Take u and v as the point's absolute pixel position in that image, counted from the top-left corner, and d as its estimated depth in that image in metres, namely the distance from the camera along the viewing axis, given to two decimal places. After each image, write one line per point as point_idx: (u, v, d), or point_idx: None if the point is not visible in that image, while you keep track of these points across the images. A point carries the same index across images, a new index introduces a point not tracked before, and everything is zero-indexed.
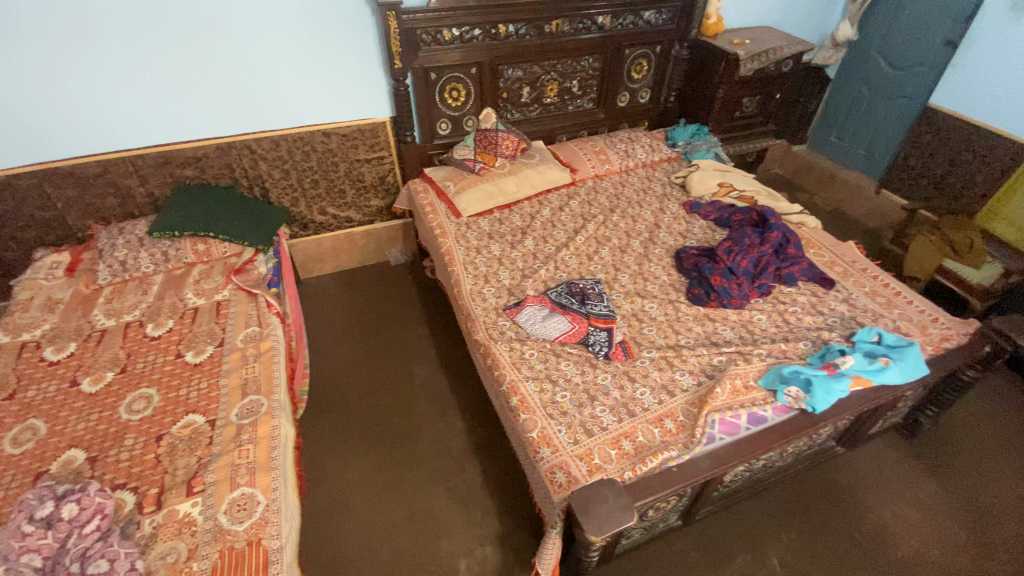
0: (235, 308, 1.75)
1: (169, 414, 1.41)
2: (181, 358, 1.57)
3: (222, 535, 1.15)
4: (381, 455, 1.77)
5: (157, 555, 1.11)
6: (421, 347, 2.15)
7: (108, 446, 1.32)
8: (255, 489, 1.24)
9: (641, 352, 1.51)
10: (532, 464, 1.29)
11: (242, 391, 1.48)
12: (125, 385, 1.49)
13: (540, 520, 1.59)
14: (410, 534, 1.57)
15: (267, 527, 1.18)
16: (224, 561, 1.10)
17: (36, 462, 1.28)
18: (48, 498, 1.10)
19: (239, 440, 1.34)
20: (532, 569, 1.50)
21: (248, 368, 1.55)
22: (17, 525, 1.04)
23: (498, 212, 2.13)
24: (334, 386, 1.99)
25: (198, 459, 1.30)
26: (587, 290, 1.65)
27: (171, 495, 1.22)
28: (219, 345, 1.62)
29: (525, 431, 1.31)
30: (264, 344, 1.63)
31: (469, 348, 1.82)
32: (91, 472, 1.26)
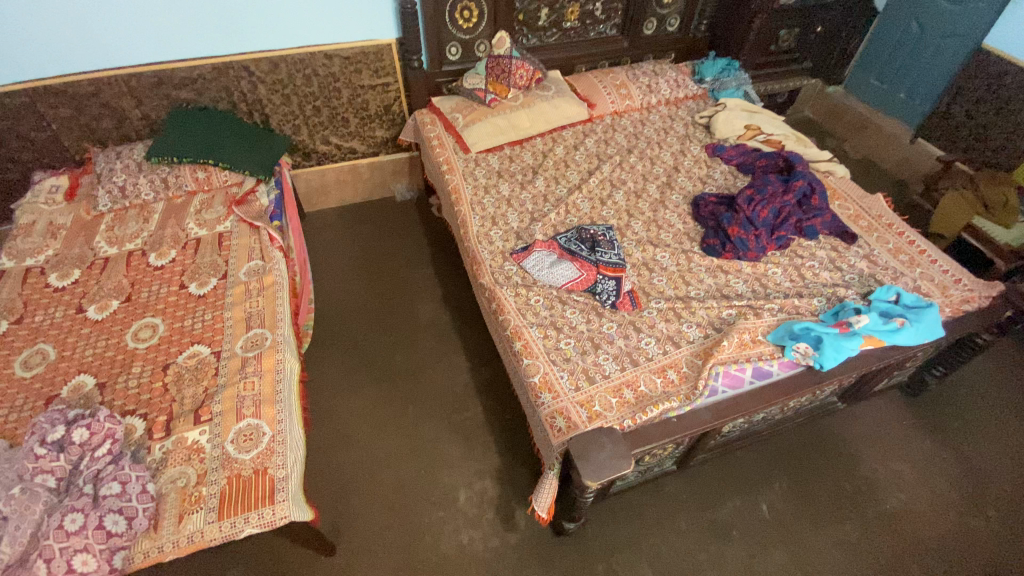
0: (237, 240, 1.72)
1: (175, 344, 1.42)
2: (184, 289, 1.56)
3: (229, 463, 1.18)
4: (385, 390, 1.81)
5: (169, 479, 1.15)
6: (426, 286, 2.13)
7: (116, 374, 1.34)
8: (261, 420, 1.27)
9: (649, 302, 1.47)
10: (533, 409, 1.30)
11: (246, 324, 1.48)
12: (129, 314, 1.49)
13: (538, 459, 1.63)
14: (413, 466, 1.63)
15: (272, 457, 1.21)
16: (232, 487, 1.14)
17: (47, 386, 1.31)
18: (61, 422, 1.14)
19: (244, 372, 1.36)
20: (528, 503, 1.56)
21: (251, 302, 1.54)
22: (30, 447, 1.07)
23: (508, 148, 2.03)
24: (339, 321, 2.00)
25: (204, 389, 1.32)
26: (597, 236, 1.60)
27: (178, 423, 1.25)
28: (222, 277, 1.60)
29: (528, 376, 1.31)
30: (266, 278, 1.61)
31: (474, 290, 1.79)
32: (101, 398, 1.29)
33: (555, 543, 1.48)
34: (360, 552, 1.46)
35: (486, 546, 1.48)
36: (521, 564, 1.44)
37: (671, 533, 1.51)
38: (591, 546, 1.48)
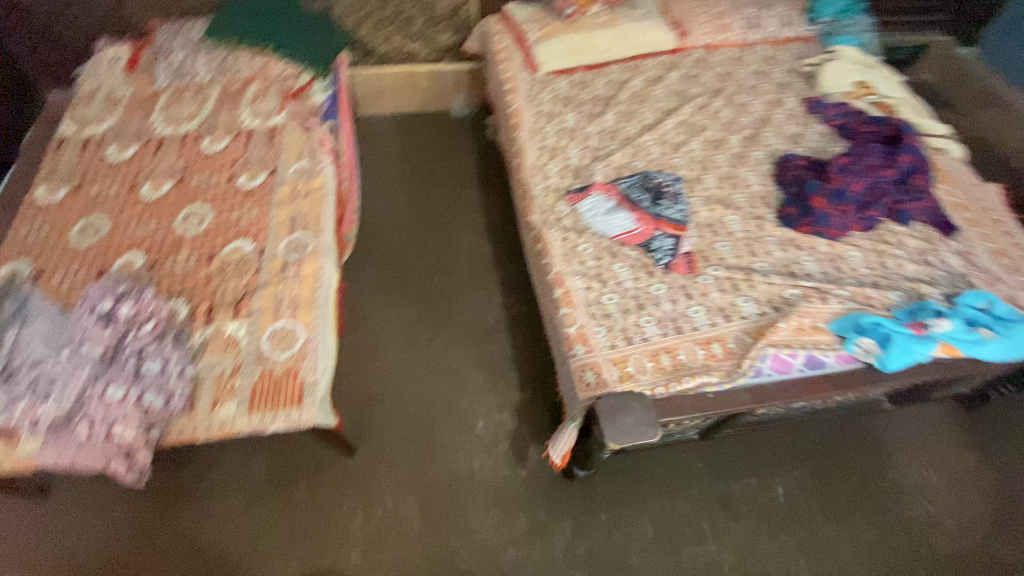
0: (288, 137, 1.66)
1: (221, 235, 1.43)
2: (233, 181, 1.55)
3: (263, 359, 1.22)
4: (418, 310, 1.81)
5: (207, 366, 1.20)
6: (471, 212, 2.06)
7: (163, 256, 1.37)
8: (296, 323, 1.29)
9: (707, 269, 1.35)
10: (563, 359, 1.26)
11: (291, 225, 1.47)
12: (180, 198, 1.50)
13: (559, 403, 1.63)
14: (436, 387, 1.66)
15: (304, 360, 1.23)
16: (263, 383, 1.19)
17: (102, 258, 1.36)
18: (110, 295, 1.17)
19: (285, 274, 1.36)
20: (542, 443, 1.57)
21: (296, 204, 1.51)
22: (83, 314, 1.14)
23: (582, 73, 1.84)
24: (381, 235, 1.98)
25: (246, 284, 1.34)
26: (663, 188, 1.49)
27: (218, 313, 1.28)
28: (270, 174, 1.57)
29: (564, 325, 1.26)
30: (314, 182, 1.57)
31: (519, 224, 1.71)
32: (149, 277, 1.33)
33: (563, 486, 1.51)
34: (377, 458, 1.53)
35: (496, 476, 1.52)
36: (527, 499, 1.48)
37: (679, 498, 1.51)
38: (597, 495, 1.50)
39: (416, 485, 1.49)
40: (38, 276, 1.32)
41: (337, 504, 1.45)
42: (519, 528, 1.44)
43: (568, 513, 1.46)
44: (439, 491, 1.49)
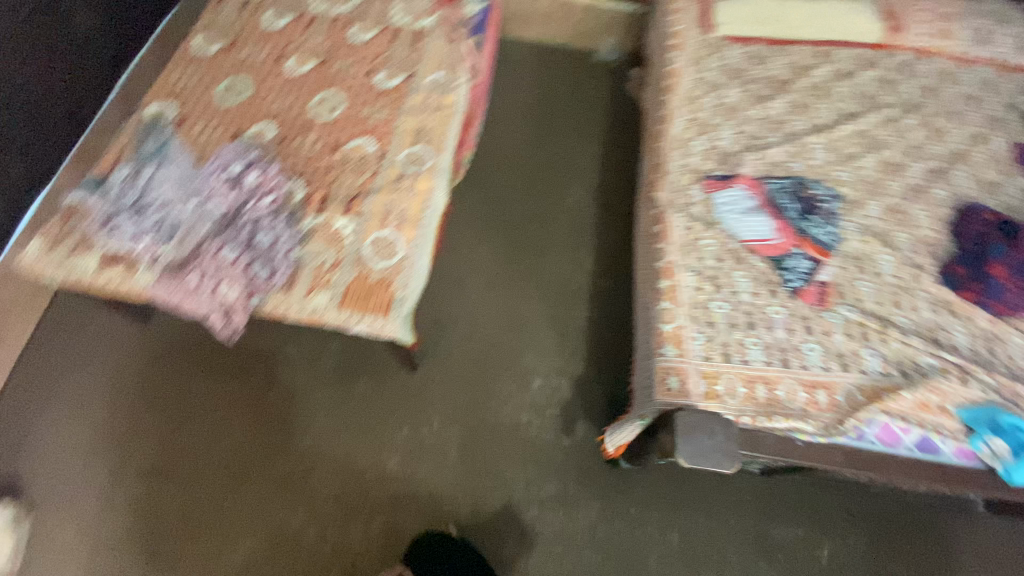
0: (432, 44, 1.60)
1: (348, 128, 1.43)
2: (371, 76, 1.53)
3: (361, 263, 1.24)
4: (508, 253, 1.77)
5: (310, 252, 1.23)
6: (587, 166, 1.94)
7: (293, 134, 1.40)
8: (399, 236, 1.29)
9: (837, 304, 1.21)
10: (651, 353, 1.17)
11: (415, 137, 1.44)
12: (319, 80, 1.50)
13: (622, 388, 1.57)
14: (505, 333, 1.65)
15: (398, 275, 1.24)
16: (357, 285, 1.21)
17: (239, 121, 1.41)
18: (241, 161, 1.28)
19: (399, 185, 1.35)
20: (593, 422, 1.53)
21: (424, 115, 1.47)
22: (217, 173, 1.25)
23: (762, 46, 1.61)
24: (492, 167, 1.92)
25: (361, 184, 1.34)
26: (815, 203, 1.32)
27: (330, 205, 1.30)
28: (407, 77, 1.53)
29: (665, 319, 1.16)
30: (447, 97, 1.51)
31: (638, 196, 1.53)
32: (276, 152, 1.36)
33: (601, 469, 1.48)
34: (433, 383, 1.56)
35: (540, 436, 1.51)
36: (565, 468, 1.47)
37: (715, 521, 1.44)
38: (633, 489, 1.46)
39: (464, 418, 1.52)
40: (182, 123, 1.39)
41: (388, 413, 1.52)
42: (547, 492, 1.44)
43: (600, 495, 1.44)
44: (483, 432, 1.51)
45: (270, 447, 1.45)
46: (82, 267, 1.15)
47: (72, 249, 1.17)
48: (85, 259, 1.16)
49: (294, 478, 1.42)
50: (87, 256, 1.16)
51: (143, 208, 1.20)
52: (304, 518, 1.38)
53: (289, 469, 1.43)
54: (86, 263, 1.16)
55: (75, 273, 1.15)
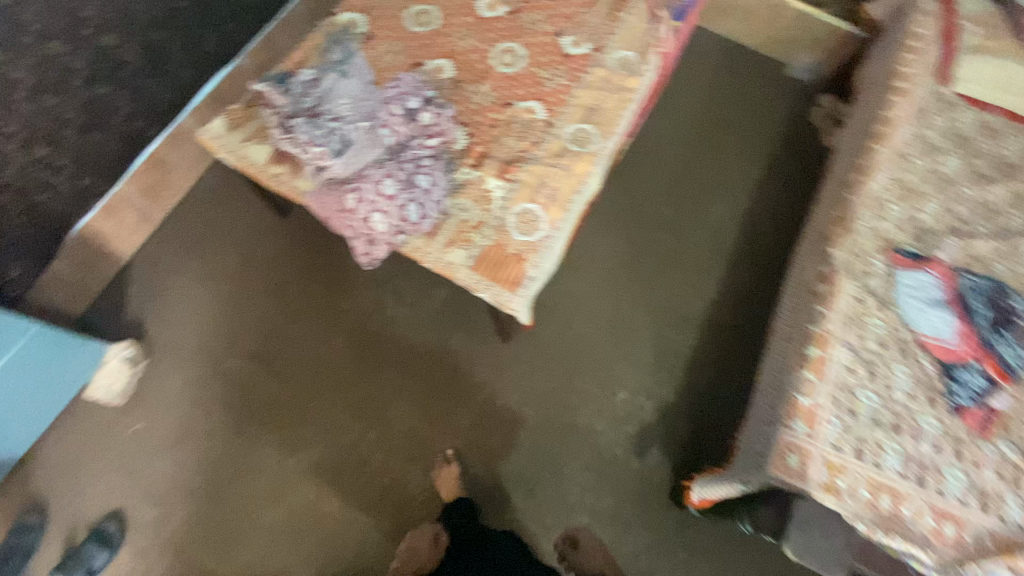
0: (630, 18, 1.47)
1: (522, 87, 1.37)
2: (559, 37, 1.44)
3: (502, 232, 1.19)
4: (631, 255, 1.68)
5: (457, 205, 1.22)
6: (740, 188, 1.79)
7: (468, 79, 1.36)
8: (544, 214, 1.22)
9: (1001, 439, 1.06)
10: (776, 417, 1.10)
11: (586, 114, 1.34)
12: (507, 30, 1.44)
13: (708, 431, 1.49)
14: (604, 335, 1.58)
15: (534, 253, 1.17)
16: (493, 253, 1.17)
17: (421, 52, 1.39)
18: (417, 94, 1.27)
19: (558, 160, 1.27)
20: (667, 455, 1.46)
21: (603, 92, 1.37)
22: (396, 102, 1.25)
23: (1004, 116, 1.37)
24: (642, 160, 1.81)
25: (521, 149, 1.29)
26: (1014, 315, 1.13)
27: (487, 164, 1.26)
28: (595, 48, 1.43)
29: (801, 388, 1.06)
30: (631, 80, 1.38)
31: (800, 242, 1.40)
32: (448, 93, 1.34)
33: (662, 502, 1.42)
34: (521, 361, 1.54)
35: (610, 449, 1.46)
36: (624, 487, 1.43)
37: None
38: (689, 534, 1.40)
39: (541, 406, 1.49)
40: (369, 39, 1.38)
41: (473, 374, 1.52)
42: (601, 505, 1.42)
43: (652, 525, 1.40)
44: (557, 422, 1.49)
45: (358, 367, 1.51)
46: (253, 156, 1.20)
47: (248, 137, 1.21)
48: (258, 150, 1.21)
49: (372, 402, 1.47)
50: (261, 147, 1.21)
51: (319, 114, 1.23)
52: (373, 442, 1.44)
53: (370, 393, 1.48)
54: (258, 154, 1.20)
55: (246, 160, 1.20)
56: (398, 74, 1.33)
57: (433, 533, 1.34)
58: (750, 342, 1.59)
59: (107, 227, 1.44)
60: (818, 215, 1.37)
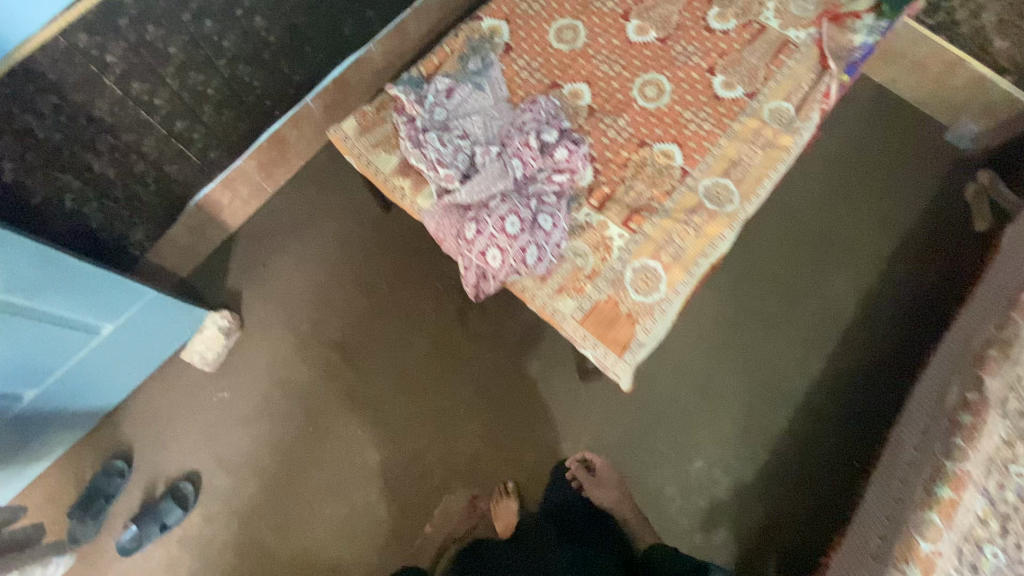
0: (793, 65, 1.32)
1: (661, 127, 1.27)
2: (709, 76, 1.32)
3: (617, 286, 1.11)
4: (732, 313, 1.57)
5: (574, 248, 1.15)
6: (867, 261, 1.63)
7: (605, 110, 1.27)
8: (664, 275, 1.12)
9: None
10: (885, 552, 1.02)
11: (726, 169, 1.23)
12: (654, 59, 1.33)
13: (783, 521, 1.39)
14: (688, 394, 1.50)
15: (647, 316, 1.09)
16: (605, 307, 1.09)
17: (559, 73, 1.30)
18: (553, 123, 1.21)
19: (689, 217, 1.17)
20: (733, 536, 1.39)
21: (750, 147, 1.24)
22: (531, 132, 1.18)
23: None
24: (762, 209, 1.67)
25: (650, 197, 1.19)
26: None
27: (612, 209, 1.18)
28: (748, 94, 1.30)
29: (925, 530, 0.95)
30: (783, 138, 1.25)
31: (941, 351, 1.26)
32: (581, 123, 1.26)
33: None
34: (598, 405, 1.48)
35: (674, 516, 1.41)
36: None
37: None
38: None
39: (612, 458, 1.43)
40: (507, 50, 1.30)
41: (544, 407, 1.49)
42: None
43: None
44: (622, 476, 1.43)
45: (435, 378, 1.50)
46: (380, 164, 1.18)
47: (378, 143, 1.19)
48: (385, 159, 1.19)
49: (444, 415, 1.47)
50: (389, 155, 1.19)
51: (451, 131, 1.19)
52: (437, 458, 1.43)
53: (442, 407, 1.48)
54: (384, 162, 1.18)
55: (372, 166, 1.18)
56: (535, 96, 1.26)
57: (470, 497, 1.40)
58: (846, 435, 1.46)
59: (222, 198, 1.46)
60: (966, 326, 1.23)
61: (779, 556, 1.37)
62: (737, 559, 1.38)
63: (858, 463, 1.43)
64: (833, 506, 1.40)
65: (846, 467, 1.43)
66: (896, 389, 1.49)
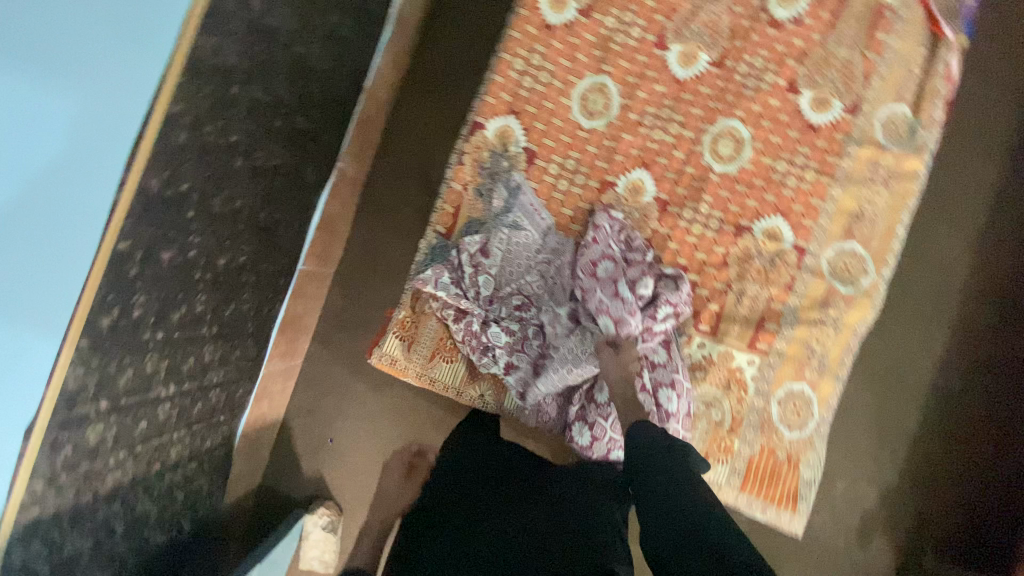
0: (896, 43, 0.99)
1: (754, 195, 0.99)
2: (793, 96, 0.99)
3: (766, 428, 0.97)
4: None
5: (703, 397, 0.98)
6: (980, 190, 1.28)
7: (678, 197, 1.00)
8: (814, 394, 0.97)
9: None
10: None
11: (849, 226, 0.98)
12: (716, 97, 1.00)
13: (950, 525, 1.25)
14: None
15: (809, 450, 0.97)
16: (761, 459, 0.97)
17: (606, 164, 1.01)
18: (631, 255, 0.98)
19: (824, 311, 0.97)
20: (904, 558, 1.26)
21: (870, 190, 0.98)
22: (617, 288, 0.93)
23: None
24: None
25: (768, 299, 0.98)
26: None
27: (730, 331, 0.98)
28: (850, 109, 0.99)
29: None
30: (909, 164, 0.98)
31: None
32: (657, 226, 1.00)
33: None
34: None
35: (833, 541, 1.27)
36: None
37: None
38: None
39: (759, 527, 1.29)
40: (533, 157, 1.01)
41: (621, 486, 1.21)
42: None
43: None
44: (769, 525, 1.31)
45: None
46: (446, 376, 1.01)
47: (433, 352, 1.01)
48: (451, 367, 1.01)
49: None
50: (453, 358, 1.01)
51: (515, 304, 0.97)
52: None
53: None
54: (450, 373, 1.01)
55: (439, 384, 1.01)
56: (593, 215, 0.98)
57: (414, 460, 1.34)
58: (985, 411, 1.26)
59: (261, 410, 1.26)
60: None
61: (936, 547, 1.25)
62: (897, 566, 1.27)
63: (999, 433, 1.25)
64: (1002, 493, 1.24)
65: (990, 443, 1.25)
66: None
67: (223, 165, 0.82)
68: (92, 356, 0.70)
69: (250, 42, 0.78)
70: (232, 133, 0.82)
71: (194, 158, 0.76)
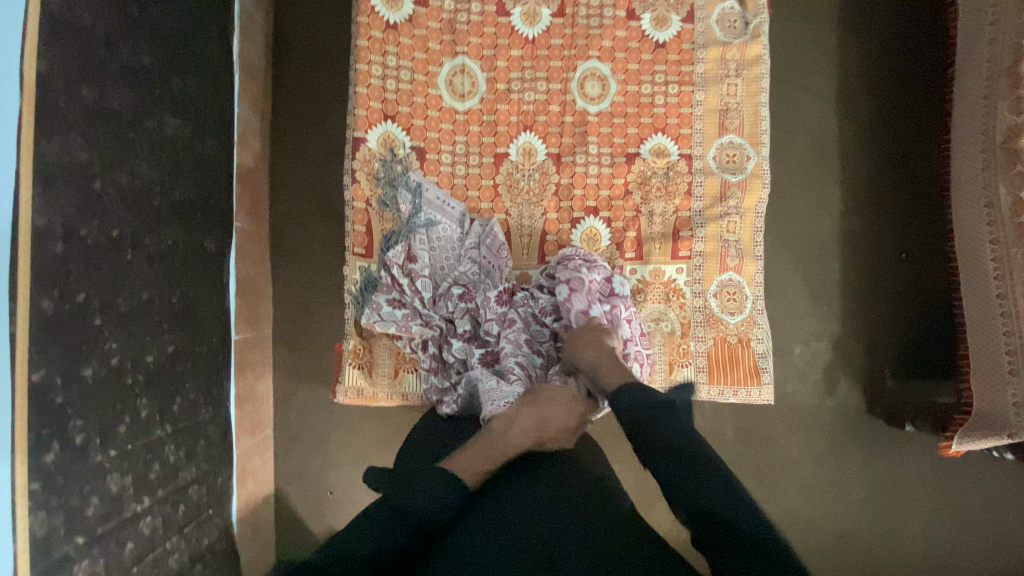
0: None
1: (632, 122, 1.05)
2: (636, 22, 1.06)
3: (713, 322, 1.06)
4: None
5: (650, 316, 1.05)
6: (823, 54, 1.41)
7: (567, 145, 1.05)
8: (742, 278, 1.06)
9: None
10: (965, 403, 1.15)
11: (720, 122, 1.07)
12: (568, 44, 1.05)
13: (895, 349, 1.40)
14: None
15: (754, 328, 1.06)
16: (718, 351, 1.06)
17: (493, 138, 1.04)
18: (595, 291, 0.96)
19: (726, 204, 1.06)
20: (868, 391, 1.40)
21: (727, 85, 1.07)
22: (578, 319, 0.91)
23: None
24: None
25: (676, 210, 1.06)
26: None
27: (654, 250, 1.05)
28: (687, 19, 1.07)
29: (974, 396, 1.12)
30: (753, 51, 1.08)
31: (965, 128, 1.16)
32: (557, 178, 1.05)
33: (886, 432, 1.40)
34: None
35: (806, 400, 1.40)
36: (844, 435, 1.40)
37: None
38: (919, 447, 1.39)
39: (744, 411, 1.40)
40: (424, 154, 1.03)
41: (612, 426, 1.27)
42: (836, 460, 1.40)
43: (869, 448, 1.40)
44: (752, 409, 1.41)
45: None
46: (504, 419, 0.73)
47: (396, 370, 1.05)
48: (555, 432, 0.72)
49: None
50: (559, 388, 0.78)
51: (510, 395, 0.80)
52: None
53: None
54: (560, 437, 0.72)
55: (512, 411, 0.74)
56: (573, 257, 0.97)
57: None
58: (889, 243, 1.41)
59: (249, 490, 1.22)
60: (978, 77, 1.14)
61: (893, 371, 1.39)
62: (867, 400, 1.40)
63: (908, 259, 1.40)
64: (925, 306, 1.39)
65: (904, 267, 1.40)
66: (907, 168, 1.40)
67: (114, 263, 0.79)
68: (49, 496, 0.68)
69: (97, 132, 0.75)
70: (111, 228, 0.78)
71: (80, 266, 0.72)
